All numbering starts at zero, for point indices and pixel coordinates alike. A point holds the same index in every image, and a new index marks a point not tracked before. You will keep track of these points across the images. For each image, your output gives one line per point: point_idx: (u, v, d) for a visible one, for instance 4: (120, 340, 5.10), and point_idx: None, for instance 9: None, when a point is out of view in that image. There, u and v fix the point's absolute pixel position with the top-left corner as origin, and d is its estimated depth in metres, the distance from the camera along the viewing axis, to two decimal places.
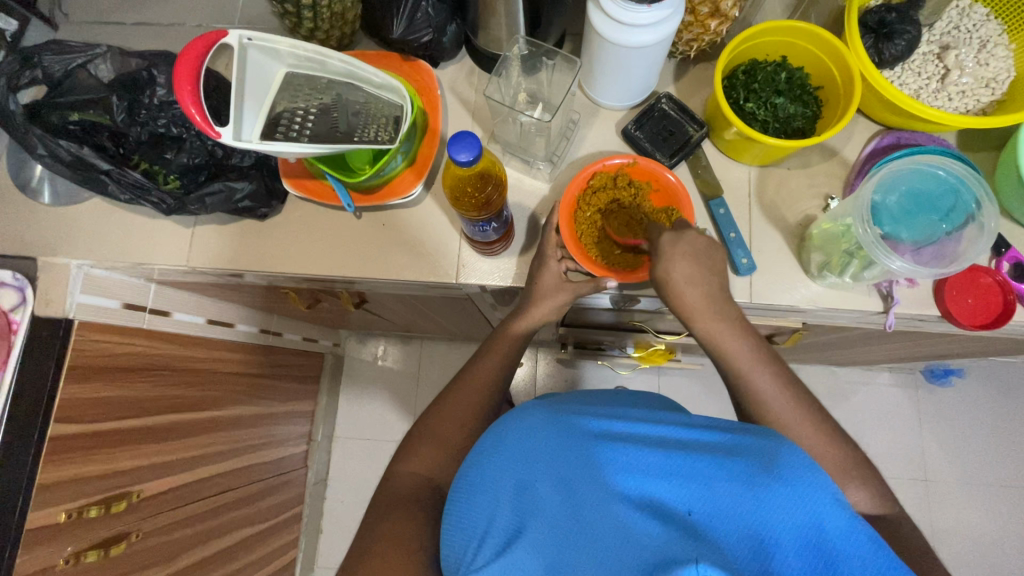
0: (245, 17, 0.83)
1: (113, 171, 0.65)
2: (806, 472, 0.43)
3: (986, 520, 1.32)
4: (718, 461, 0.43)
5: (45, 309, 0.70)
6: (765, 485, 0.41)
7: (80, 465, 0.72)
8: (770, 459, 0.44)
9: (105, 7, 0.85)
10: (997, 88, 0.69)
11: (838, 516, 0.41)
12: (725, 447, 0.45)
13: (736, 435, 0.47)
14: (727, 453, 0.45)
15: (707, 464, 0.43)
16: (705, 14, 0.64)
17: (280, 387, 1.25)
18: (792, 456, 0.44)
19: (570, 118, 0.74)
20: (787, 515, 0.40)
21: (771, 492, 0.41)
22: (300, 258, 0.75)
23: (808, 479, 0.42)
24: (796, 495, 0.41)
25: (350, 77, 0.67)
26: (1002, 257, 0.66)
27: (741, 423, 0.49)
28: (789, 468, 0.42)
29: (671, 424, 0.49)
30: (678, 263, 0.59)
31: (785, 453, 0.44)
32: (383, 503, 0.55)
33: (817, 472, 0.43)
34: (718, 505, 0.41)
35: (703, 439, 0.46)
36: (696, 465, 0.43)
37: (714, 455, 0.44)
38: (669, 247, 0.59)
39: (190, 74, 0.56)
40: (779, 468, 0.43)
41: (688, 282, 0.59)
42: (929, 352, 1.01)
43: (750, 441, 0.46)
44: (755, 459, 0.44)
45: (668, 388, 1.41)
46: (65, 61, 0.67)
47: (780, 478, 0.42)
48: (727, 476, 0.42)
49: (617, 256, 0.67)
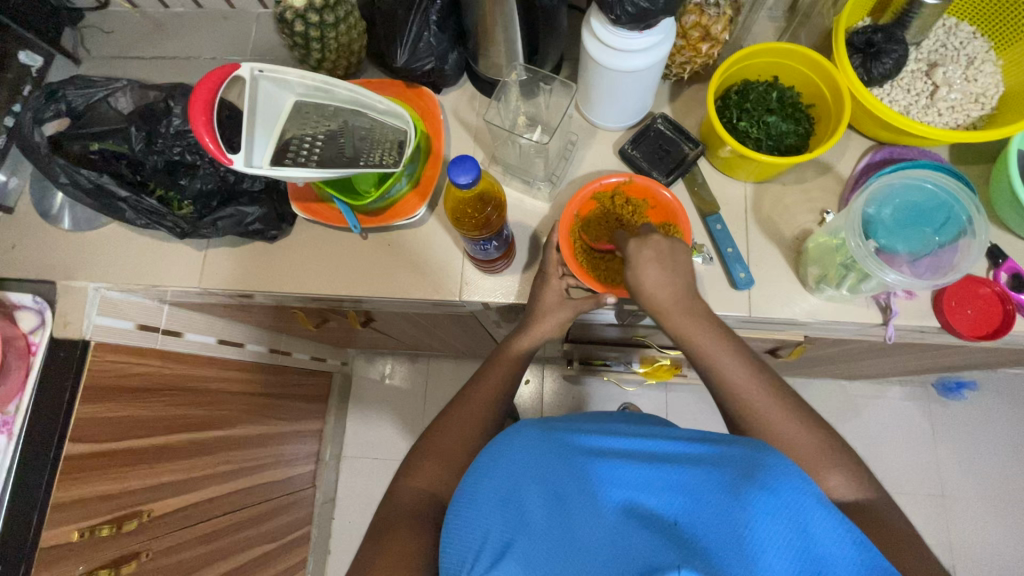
0: (257, 49, 0.87)
1: (130, 198, 0.69)
2: (791, 477, 0.43)
3: (1007, 537, 1.29)
4: (702, 471, 0.44)
5: (63, 330, 0.73)
6: (749, 494, 0.41)
7: (93, 484, 0.73)
8: (755, 467, 0.44)
9: (124, 43, 0.89)
10: (987, 102, 0.70)
11: (826, 520, 0.41)
12: (711, 458, 0.46)
13: (723, 446, 0.47)
14: (713, 464, 0.45)
15: (693, 476, 0.44)
16: (696, 38, 0.67)
17: (288, 406, 1.26)
18: (777, 463, 0.44)
19: (569, 140, 0.77)
20: (775, 525, 0.40)
21: (756, 499, 0.41)
22: (308, 278, 0.77)
23: (794, 486, 0.42)
24: (782, 500, 0.41)
25: (356, 105, 0.69)
26: (1000, 267, 0.67)
27: (728, 434, 0.49)
28: (775, 476, 0.42)
29: (661, 437, 0.50)
30: (645, 269, 0.59)
31: (770, 459, 0.44)
32: (387, 518, 0.56)
33: (802, 478, 0.43)
34: (706, 515, 0.41)
35: (690, 451, 0.47)
36: (684, 478, 0.44)
37: (701, 467, 0.45)
38: (653, 246, 0.60)
39: (205, 104, 0.59)
40: (766, 477, 0.42)
41: (656, 287, 0.59)
42: (937, 364, 1.01)
43: (737, 450, 0.46)
44: (741, 468, 0.44)
45: (675, 404, 1.41)
46: (87, 95, 0.70)
47: (766, 486, 0.42)
48: (713, 486, 0.43)
49: (626, 267, 0.68)
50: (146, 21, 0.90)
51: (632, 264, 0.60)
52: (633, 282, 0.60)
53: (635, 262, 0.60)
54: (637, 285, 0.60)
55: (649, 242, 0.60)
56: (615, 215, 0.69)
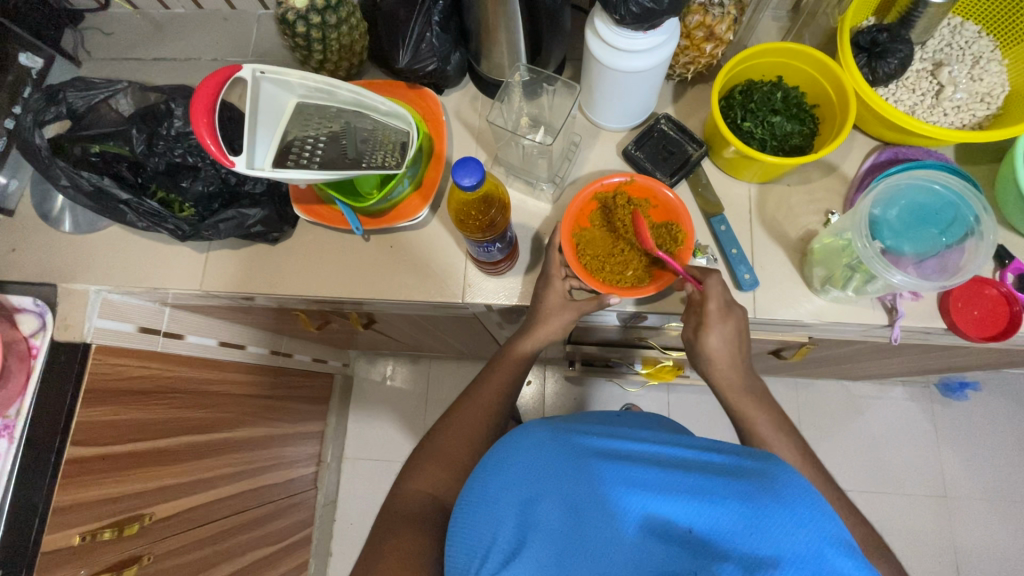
0: (258, 50, 0.87)
1: (130, 201, 0.68)
2: (807, 492, 0.42)
3: (1010, 537, 1.29)
4: (717, 480, 0.44)
5: (63, 333, 0.72)
6: (766, 504, 0.41)
7: (95, 487, 0.73)
8: (772, 479, 0.43)
9: (125, 45, 0.89)
10: (993, 102, 0.70)
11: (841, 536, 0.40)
12: (727, 468, 0.45)
13: (739, 457, 0.47)
14: (728, 474, 0.45)
15: (708, 484, 0.43)
16: (700, 38, 0.66)
17: (289, 408, 1.26)
18: (792, 477, 0.44)
19: (572, 140, 0.76)
20: (792, 538, 0.39)
21: (772, 511, 0.40)
22: (310, 280, 0.76)
23: (810, 500, 0.41)
24: (799, 514, 0.40)
25: (358, 106, 0.69)
26: (1006, 268, 0.66)
27: (743, 445, 0.49)
28: (791, 489, 0.42)
29: (674, 444, 0.49)
30: (712, 335, 0.62)
31: (787, 474, 0.44)
32: (391, 521, 0.56)
33: (818, 496, 0.42)
34: (719, 525, 0.40)
35: (704, 460, 0.47)
36: (698, 484, 0.43)
37: (715, 475, 0.44)
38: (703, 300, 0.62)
39: (205, 107, 0.58)
40: (783, 489, 0.42)
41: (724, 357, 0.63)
42: (939, 365, 1.00)
43: (753, 461, 0.46)
44: (758, 479, 0.43)
45: (677, 405, 1.41)
46: (88, 96, 0.70)
47: (783, 498, 0.41)
48: (729, 495, 0.42)
49: (632, 265, 0.67)
50: (147, 23, 0.90)
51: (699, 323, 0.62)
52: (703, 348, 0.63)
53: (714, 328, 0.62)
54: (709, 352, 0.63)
55: (731, 316, 0.62)
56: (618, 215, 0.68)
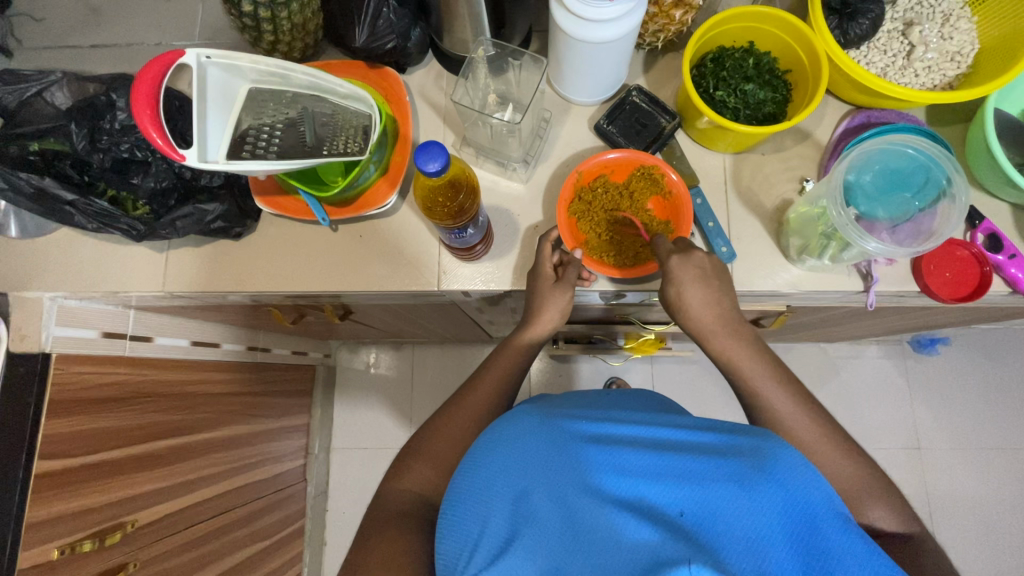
0: (206, 32, 0.82)
1: (76, 202, 0.64)
2: (795, 466, 0.43)
3: (981, 483, 1.35)
4: (709, 461, 0.44)
5: (19, 344, 0.68)
6: (756, 483, 0.41)
7: (69, 501, 0.70)
8: (762, 459, 0.44)
9: (59, 31, 0.82)
10: (963, 61, 0.69)
11: (827, 513, 0.42)
12: (718, 448, 0.46)
13: (729, 435, 0.47)
14: (720, 453, 0.45)
15: (699, 464, 0.43)
16: (669, 4, 0.64)
17: (271, 403, 1.23)
18: (783, 454, 0.44)
19: (543, 117, 0.74)
20: (780, 515, 0.40)
21: (762, 491, 0.41)
22: (279, 275, 0.74)
23: (797, 475, 0.43)
24: (787, 492, 0.41)
25: (314, 90, 0.66)
26: (977, 228, 0.67)
27: (734, 423, 0.49)
28: (783, 468, 0.43)
29: (664, 425, 0.49)
30: (686, 283, 0.60)
31: (779, 452, 0.45)
32: (376, 518, 0.55)
33: (808, 471, 0.44)
34: (712, 507, 0.40)
35: (695, 440, 0.47)
36: (690, 467, 0.43)
37: (707, 456, 0.44)
38: (678, 270, 0.60)
39: (149, 97, 0.54)
40: (771, 467, 0.43)
41: (701, 306, 0.61)
42: (912, 324, 1.03)
43: (744, 440, 0.46)
44: (749, 458, 0.44)
45: (661, 377, 1.43)
46: (18, 91, 0.66)
47: (774, 476, 0.42)
48: (720, 477, 0.42)
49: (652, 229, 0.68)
50: (81, 7, 0.83)
51: (676, 284, 0.61)
52: (677, 299, 0.62)
53: (679, 282, 0.60)
54: (692, 292, 0.60)
55: (692, 261, 0.60)
56: (604, 206, 0.68)
